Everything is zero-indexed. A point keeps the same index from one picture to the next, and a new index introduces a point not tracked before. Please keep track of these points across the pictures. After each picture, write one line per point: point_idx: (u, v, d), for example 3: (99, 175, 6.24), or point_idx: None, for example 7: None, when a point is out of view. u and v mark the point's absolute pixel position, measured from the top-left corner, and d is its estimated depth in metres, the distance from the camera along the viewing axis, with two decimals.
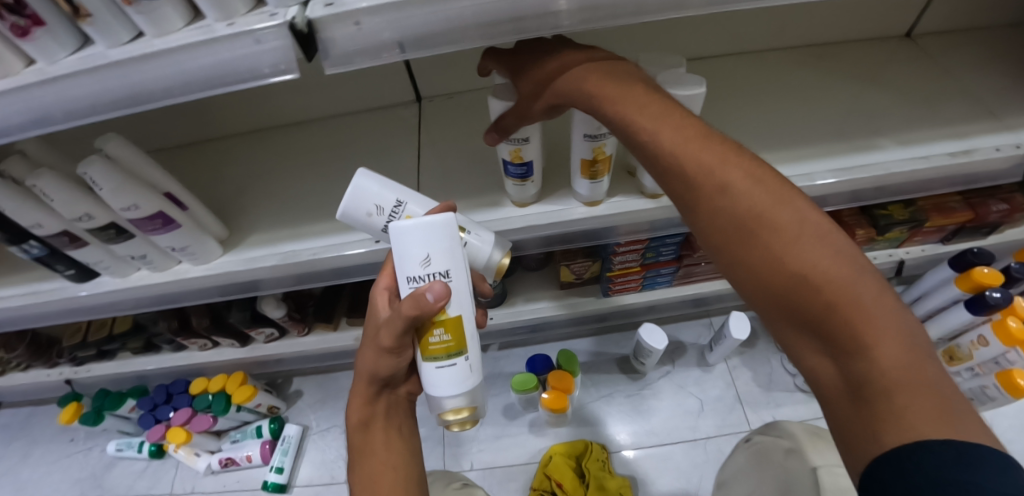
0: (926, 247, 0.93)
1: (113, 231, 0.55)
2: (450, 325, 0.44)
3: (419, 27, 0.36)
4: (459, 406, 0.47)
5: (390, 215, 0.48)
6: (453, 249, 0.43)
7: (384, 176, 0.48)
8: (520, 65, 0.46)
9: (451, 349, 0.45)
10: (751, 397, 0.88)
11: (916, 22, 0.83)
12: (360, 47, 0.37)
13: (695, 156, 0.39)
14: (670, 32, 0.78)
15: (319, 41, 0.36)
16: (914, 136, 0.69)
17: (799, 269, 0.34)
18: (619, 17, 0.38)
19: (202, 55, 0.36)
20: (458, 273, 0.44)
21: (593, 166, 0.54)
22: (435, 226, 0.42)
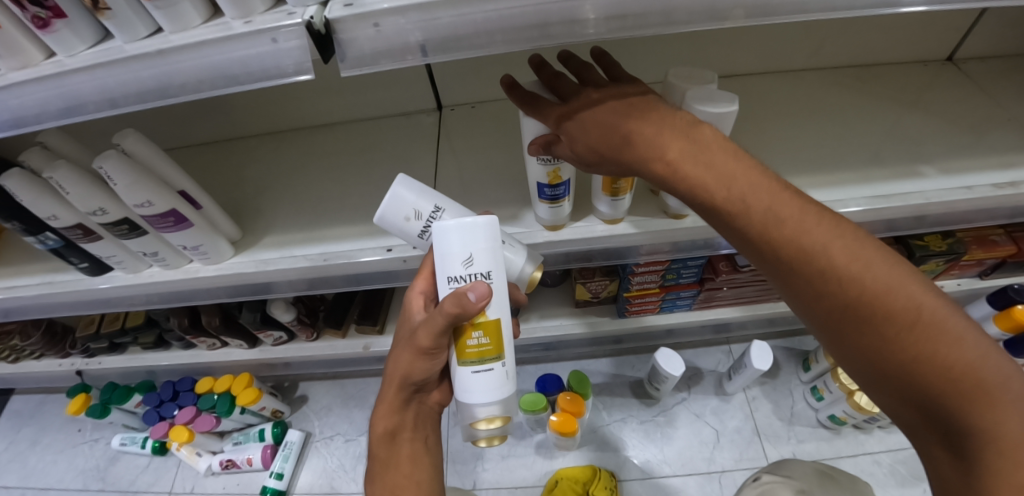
0: (962, 280, 0.87)
1: (126, 226, 0.55)
2: (489, 329, 0.44)
3: (437, 30, 0.34)
4: (491, 415, 0.47)
5: (428, 221, 0.47)
6: (494, 250, 0.44)
7: (422, 183, 0.47)
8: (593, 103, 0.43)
9: (489, 353, 0.44)
10: (772, 431, 0.83)
11: (959, 45, 0.80)
12: (377, 49, 0.35)
13: (797, 241, 0.39)
14: (699, 49, 0.76)
15: (337, 42, 0.35)
16: (958, 164, 0.65)
17: (915, 359, 0.35)
18: (647, 28, 0.36)
19: (217, 52, 0.36)
20: (498, 275, 0.44)
21: (616, 183, 0.51)
22: (479, 228, 0.42)
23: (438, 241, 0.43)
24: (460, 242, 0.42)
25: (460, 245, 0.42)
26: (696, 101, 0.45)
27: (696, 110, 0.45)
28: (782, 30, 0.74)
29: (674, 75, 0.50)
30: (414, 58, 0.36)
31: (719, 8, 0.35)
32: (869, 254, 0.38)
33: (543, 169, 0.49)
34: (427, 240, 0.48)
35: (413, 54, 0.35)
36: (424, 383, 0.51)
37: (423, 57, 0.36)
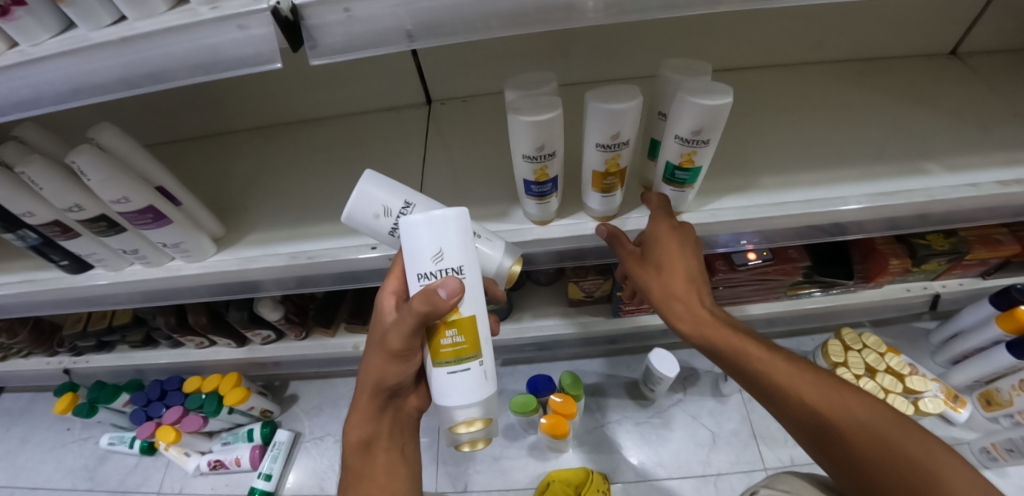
0: (964, 280, 0.85)
1: (104, 223, 0.54)
2: (463, 326, 0.42)
3: (413, 16, 0.33)
4: (470, 418, 0.45)
5: (398, 218, 0.45)
6: (467, 244, 0.42)
7: (390, 179, 0.45)
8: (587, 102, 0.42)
9: (464, 352, 0.43)
10: (769, 433, 0.82)
11: (964, 38, 0.78)
12: (350, 36, 0.34)
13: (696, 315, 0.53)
14: (696, 42, 0.74)
15: (305, 29, 0.33)
16: (962, 161, 0.63)
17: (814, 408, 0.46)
18: (647, 11, 0.34)
19: (181, 40, 0.34)
20: (471, 270, 0.42)
21: (606, 179, 0.49)
22: (448, 221, 0.41)
23: (405, 237, 0.41)
24: (429, 236, 0.41)
25: (429, 241, 0.41)
26: (692, 93, 0.43)
27: (690, 103, 0.43)
28: (781, 22, 0.72)
29: (669, 67, 0.48)
30: (390, 46, 0.34)
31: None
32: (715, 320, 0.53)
33: (530, 166, 0.47)
34: (397, 238, 0.47)
35: (390, 41, 0.34)
36: (398, 388, 0.50)
37: (403, 43, 0.34)
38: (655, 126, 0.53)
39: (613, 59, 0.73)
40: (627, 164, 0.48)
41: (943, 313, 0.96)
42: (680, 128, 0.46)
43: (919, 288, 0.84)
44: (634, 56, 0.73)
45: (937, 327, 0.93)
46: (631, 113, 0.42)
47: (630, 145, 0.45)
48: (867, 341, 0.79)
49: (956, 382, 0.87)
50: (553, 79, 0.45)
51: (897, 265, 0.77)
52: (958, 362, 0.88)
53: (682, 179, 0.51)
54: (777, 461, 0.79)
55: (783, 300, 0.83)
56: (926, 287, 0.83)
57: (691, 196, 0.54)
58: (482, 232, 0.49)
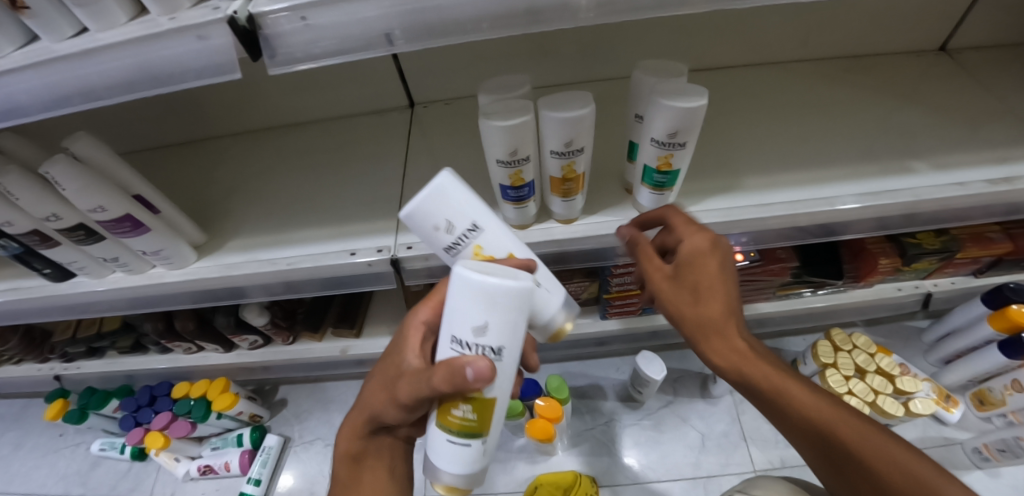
0: (956, 279, 0.85)
1: (82, 232, 0.54)
2: (479, 406, 0.38)
3: (375, 24, 0.33)
4: (451, 484, 0.42)
5: (459, 238, 0.41)
6: (516, 323, 0.36)
7: (467, 190, 0.40)
8: (555, 106, 0.42)
9: (473, 430, 0.39)
10: (759, 435, 0.81)
11: (953, 33, 0.77)
12: (309, 43, 0.33)
13: None
14: (681, 42, 0.73)
15: (264, 38, 0.33)
16: (949, 160, 0.62)
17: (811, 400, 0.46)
18: (639, 11, 0.34)
19: (141, 51, 0.33)
20: (510, 353, 0.37)
21: (565, 184, 0.49)
22: (507, 294, 0.34)
23: (454, 295, 0.36)
24: (478, 306, 0.35)
25: (476, 315, 0.35)
26: (665, 96, 0.42)
27: (664, 106, 0.42)
28: (766, 21, 0.72)
29: (643, 70, 0.48)
30: (351, 54, 0.34)
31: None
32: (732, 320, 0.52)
33: (504, 171, 0.46)
34: (451, 256, 0.42)
35: (360, 48, 0.34)
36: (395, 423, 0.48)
37: (382, 48, 0.34)
38: (633, 128, 0.52)
39: (597, 59, 0.72)
40: (585, 170, 0.49)
41: (937, 312, 0.95)
42: (653, 131, 0.45)
43: (910, 287, 0.83)
44: (618, 56, 0.73)
45: (929, 326, 0.93)
46: (585, 120, 0.43)
47: (586, 152, 0.46)
48: (857, 341, 0.79)
49: (949, 382, 0.86)
50: (525, 82, 0.45)
51: (887, 264, 0.76)
52: (951, 361, 0.87)
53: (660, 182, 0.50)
54: (767, 462, 0.78)
55: (773, 301, 0.82)
56: (918, 286, 0.83)
57: (671, 199, 0.54)
58: (553, 286, 0.44)
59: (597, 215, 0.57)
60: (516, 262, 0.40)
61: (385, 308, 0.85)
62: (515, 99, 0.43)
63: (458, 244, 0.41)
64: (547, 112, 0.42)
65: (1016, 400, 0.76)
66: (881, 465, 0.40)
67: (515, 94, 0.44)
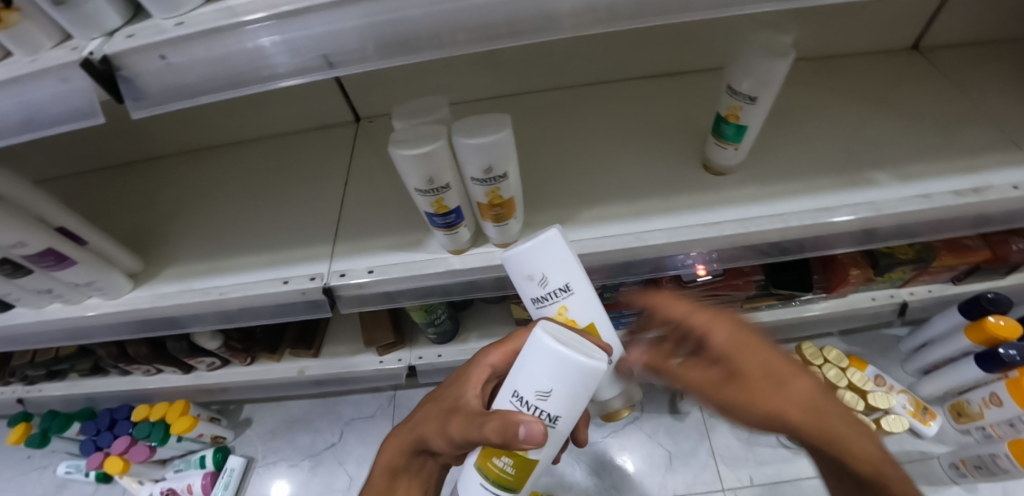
0: (932, 286, 0.82)
1: (9, 266, 0.52)
2: (521, 463, 0.38)
3: (274, 53, 0.32)
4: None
5: (550, 295, 0.41)
6: (579, 398, 0.35)
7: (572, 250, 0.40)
8: (466, 127, 0.40)
9: (508, 483, 0.39)
10: (727, 452, 0.79)
11: (924, 32, 0.74)
12: (172, 84, 0.32)
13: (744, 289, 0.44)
14: (645, 53, 0.68)
15: (122, 80, 0.32)
16: (913, 170, 0.59)
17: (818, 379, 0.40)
18: (620, 20, 0.33)
19: (2, 96, 0.32)
20: (564, 423, 0.36)
21: (493, 209, 0.47)
22: (578, 369, 0.34)
23: (528, 352, 0.35)
24: (549, 373, 0.34)
25: (547, 379, 0.34)
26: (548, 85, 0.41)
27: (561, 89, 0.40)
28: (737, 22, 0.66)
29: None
30: (216, 93, 0.33)
31: (557, 18, 0.32)
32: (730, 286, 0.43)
33: (426, 201, 0.44)
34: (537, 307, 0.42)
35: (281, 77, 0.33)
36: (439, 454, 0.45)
37: (322, 71, 0.33)
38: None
39: (551, 69, 0.69)
40: (514, 195, 0.46)
41: (916, 319, 0.93)
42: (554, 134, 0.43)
43: (886, 297, 0.81)
44: (574, 64, 0.69)
45: (907, 334, 0.90)
46: (502, 146, 0.40)
47: (510, 177, 0.44)
48: (828, 356, 0.77)
49: (925, 393, 0.84)
50: (442, 105, 0.43)
51: (858, 275, 0.74)
52: (928, 372, 0.85)
53: (728, 134, 0.53)
54: (736, 481, 0.77)
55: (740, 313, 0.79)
56: (892, 295, 0.81)
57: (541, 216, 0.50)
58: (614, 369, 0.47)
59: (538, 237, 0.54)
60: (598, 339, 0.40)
61: (344, 327, 0.83)
62: (428, 125, 0.41)
63: (545, 298, 0.41)
64: (458, 137, 0.39)
65: (993, 414, 0.74)
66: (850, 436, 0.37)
67: (427, 119, 0.42)
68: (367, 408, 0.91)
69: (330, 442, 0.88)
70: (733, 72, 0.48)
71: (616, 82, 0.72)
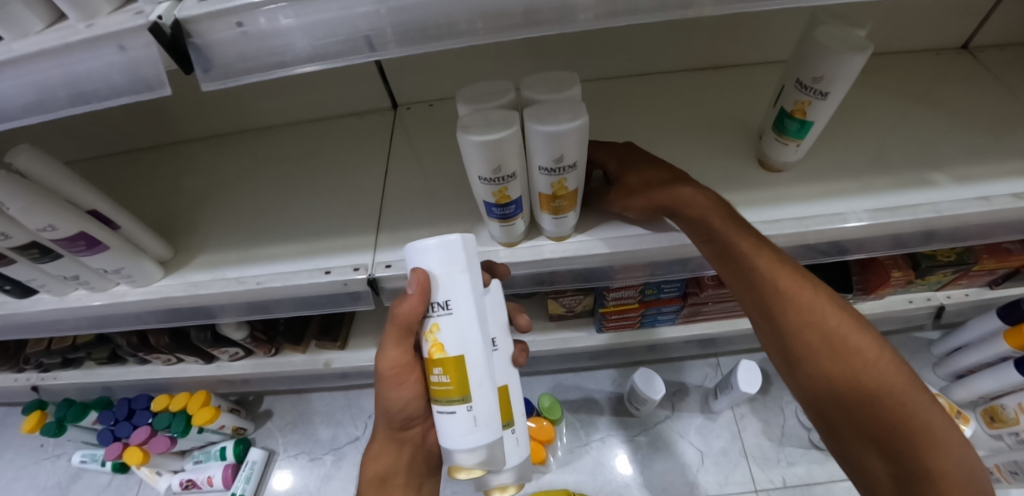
0: (969, 290, 0.80)
1: (36, 250, 0.49)
2: (450, 366, 0.39)
3: (358, 24, 0.30)
4: (468, 465, 0.40)
5: (435, 307, 0.39)
6: (460, 278, 0.38)
7: (451, 260, 0.38)
8: (540, 112, 0.37)
9: (450, 393, 0.39)
10: (759, 452, 0.78)
11: (976, 31, 0.71)
12: (244, 54, 0.31)
13: (781, 288, 0.47)
14: (692, 43, 0.66)
15: (191, 48, 0.30)
16: (975, 172, 0.57)
17: (848, 358, 0.45)
18: (642, 13, 0.31)
19: (57, 64, 0.30)
20: (458, 306, 0.38)
21: (554, 201, 0.45)
22: (449, 249, 0.38)
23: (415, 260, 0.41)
24: (435, 265, 0.38)
25: (432, 263, 0.38)
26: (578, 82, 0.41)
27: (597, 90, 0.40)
28: (790, 15, 0.64)
29: (529, 86, 0.41)
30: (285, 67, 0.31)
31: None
32: (774, 272, 0.47)
33: (488, 189, 0.42)
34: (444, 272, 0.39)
35: (347, 52, 0.31)
36: (413, 421, 0.49)
37: (364, 53, 0.31)
38: (538, 181, 0.43)
39: (595, 57, 0.67)
40: (577, 186, 0.44)
41: (948, 323, 0.91)
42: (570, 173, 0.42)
43: (922, 300, 0.79)
44: (619, 53, 0.66)
45: (941, 337, 0.89)
46: (575, 135, 0.37)
47: (577, 168, 0.41)
48: None
49: (958, 397, 0.83)
50: (509, 89, 0.41)
51: (900, 277, 0.72)
52: (962, 375, 0.84)
53: (790, 130, 0.51)
54: (768, 482, 0.76)
55: None
56: (929, 298, 0.79)
57: (575, 219, 0.49)
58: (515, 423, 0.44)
59: (591, 232, 0.52)
60: (418, 293, 0.39)
61: (370, 319, 0.81)
62: (497, 110, 0.39)
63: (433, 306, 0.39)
64: (530, 124, 0.37)
65: None
66: (890, 395, 0.43)
67: (494, 104, 0.40)
68: None
69: (353, 436, 0.86)
70: (801, 64, 0.46)
71: (660, 74, 0.69)
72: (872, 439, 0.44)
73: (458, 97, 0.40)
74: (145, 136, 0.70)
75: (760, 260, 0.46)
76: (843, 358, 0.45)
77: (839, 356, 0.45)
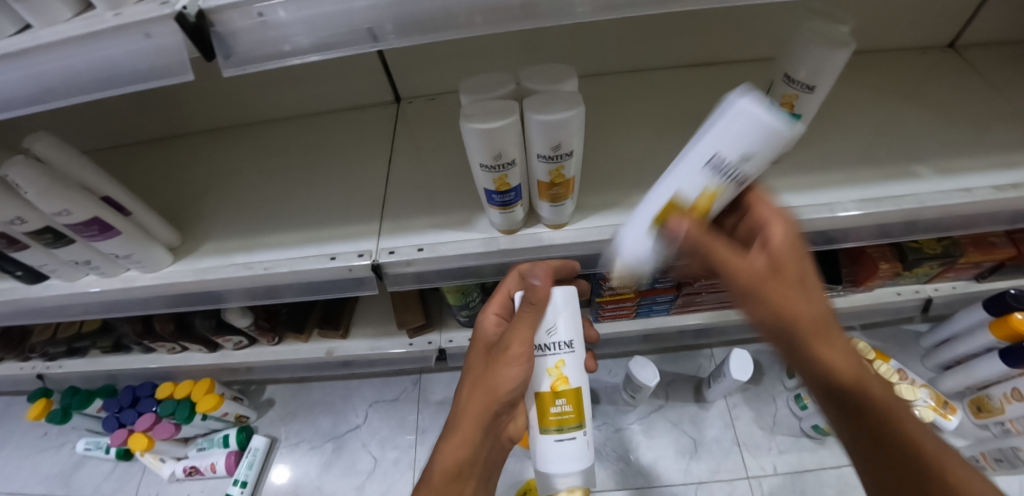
0: (956, 283, 0.82)
1: (50, 235, 0.51)
2: (571, 396, 0.46)
3: (359, 17, 0.32)
4: (572, 485, 0.47)
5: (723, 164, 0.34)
6: (575, 319, 0.48)
7: (770, 125, 0.31)
8: (539, 101, 0.39)
9: (572, 421, 0.46)
10: (752, 441, 0.80)
11: (961, 30, 0.74)
12: (261, 42, 0.32)
13: (823, 348, 0.36)
14: (686, 40, 0.68)
15: (213, 36, 0.32)
16: (958, 164, 0.59)
17: (908, 449, 0.35)
18: (638, 7, 0.33)
19: (85, 51, 0.32)
20: (577, 345, 0.47)
21: (552, 189, 0.47)
22: (762, 129, 0.31)
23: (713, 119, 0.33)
24: (711, 153, 0.33)
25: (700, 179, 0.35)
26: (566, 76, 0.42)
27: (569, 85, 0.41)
28: (782, 13, 0.66)
29: (528, 78, 0.42)
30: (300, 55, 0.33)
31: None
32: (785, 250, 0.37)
33: (488, 177, 0.44)
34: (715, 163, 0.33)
35: (350, 43, 0.33)
36: (503, 420, 0.50)
37: (366, 44, 0.33)
38: (562, 162, 0.45)
39: (593, 53, 0.69)
40: (574, 175, 0.46)
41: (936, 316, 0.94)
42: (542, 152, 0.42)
43: (910, 292, 0.82)
44: (616, 50, 0.68)
45: (929, 329, 0.91)
46: (573, 123, 0.39)
47: (574, 156, 0.43)
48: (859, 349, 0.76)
49: (946, 388, 0.85)
50: (509, 80, 0.43)
51: (887, 269, 0.74)
52: (949, 367, 0.86)
53: None
54: (760, 469, 0.77)
55: None
56: (917, 291, 0.81)
57: (573, 207, 0.50)
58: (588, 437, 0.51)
59: (587, 221, 0.54)
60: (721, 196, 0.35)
61: (371, 309, 0.83)
62: (497, 100, 0.41)
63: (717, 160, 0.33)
64: (529, 113, 0.39)
65: (1015, 409, 0.75)
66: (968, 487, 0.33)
67: (494, 94, 0.42)
68: (390, 392, 0.91)
69: (353, 424, 0.88)
70: (788, 59, 0.48)
71: (655, 71, 0.72)
72: None
73: (460, 87, 0.42)
74: (153, 128, 0.71)
75: (791, 307, 0.36)
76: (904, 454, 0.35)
77: (902, 438, 0.36)
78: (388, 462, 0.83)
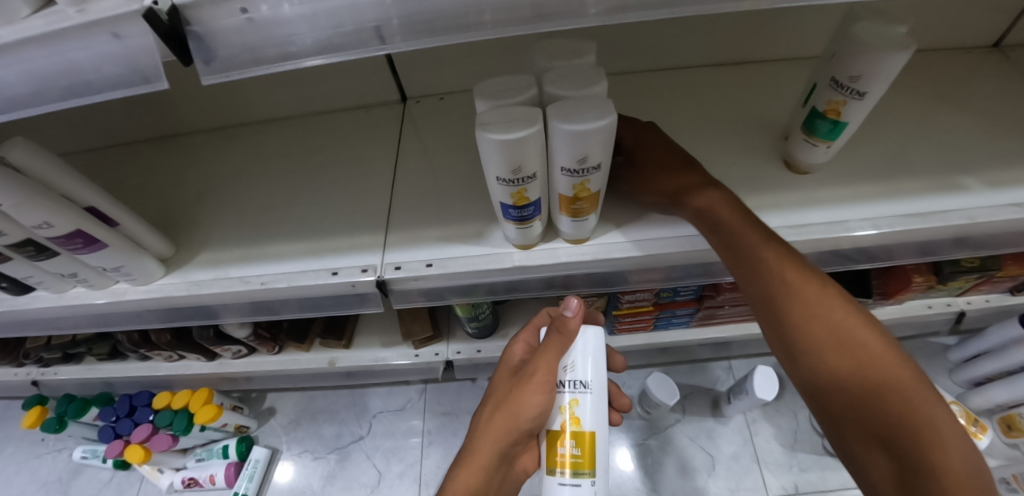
0: (990, 296, 0.78)
1: (32, 248, 0.47)
2: (583, 440, 0.42)
3: (363, 14, 0.28)
4: None
5: None
6: (597, 362, 0.44)
7: None
8: (564, 108, 0.35)
9: (581, 465, 0.42)
10: (771, 458, 0.77)
11: (1010, 28, 0.68)
12: (249, 44, 0.28)
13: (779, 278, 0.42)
14: (713, 37, 0.63)
15: (191, 36, 0.28)
16: (1009, 176, 0.54)
17: (859, 367, 0.39)
18: (661, 6, 0.29)
19: (46, 53, 0.28)
20: (595, 389, 0.44)
21: (574, 203, 0.42)
22: None
23: None
24: None
25: None
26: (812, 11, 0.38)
27: None
28: (820, 8, 0.61)
29: (551, 81, 0.38)
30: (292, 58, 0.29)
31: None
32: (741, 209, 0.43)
33: (506, 190, 0.40)
34: None
35: (353, 44, 0.29)
36: (518, 450, 0.45)
37: (373, 45, 0.29)
38: None
39: (613, 49, 0.64)
40: (600, 188, 0.42)
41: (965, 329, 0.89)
42: None
43: (942, 305, 0.77)
44: (638, 46, 0.64)
45: (959, 343, 0.87)
46: (601, 135, 0.35)
47: (601, 169, 0.39)
48: None
49: (975, 405, 0.81)
50: (530, 83, 0.38)
51: (921, 282, 0.70)
52: (980, 383, 0.82)
53: (821, 130, 0.49)
54: (780, 488, 0.74)
55: None
56: (949, 303, 0.77)
57: (595, 221, 0.46)
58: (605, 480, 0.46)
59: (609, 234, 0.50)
60: None
61: (376, 317, 0.80)
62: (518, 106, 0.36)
63: None
64: (555, 122, 0.35)
65: None
66: (908, 399, 0.38)
67: (516, 99, 0.37)
68: (396, 401, 0.87)
69: (357, 435, 0.85)
70: (835, 61, 0.43)
71: (679, 70, 0.67)
72: (868, 438, 0.39)
73: (476, 90, 0.38)
74: (144, 126, 0.67)
75: (750, 237, 0.42)
76: (852, 369, 0.40)
77: (849, 356, 0.40)
78: (393, 475, 0.80)
